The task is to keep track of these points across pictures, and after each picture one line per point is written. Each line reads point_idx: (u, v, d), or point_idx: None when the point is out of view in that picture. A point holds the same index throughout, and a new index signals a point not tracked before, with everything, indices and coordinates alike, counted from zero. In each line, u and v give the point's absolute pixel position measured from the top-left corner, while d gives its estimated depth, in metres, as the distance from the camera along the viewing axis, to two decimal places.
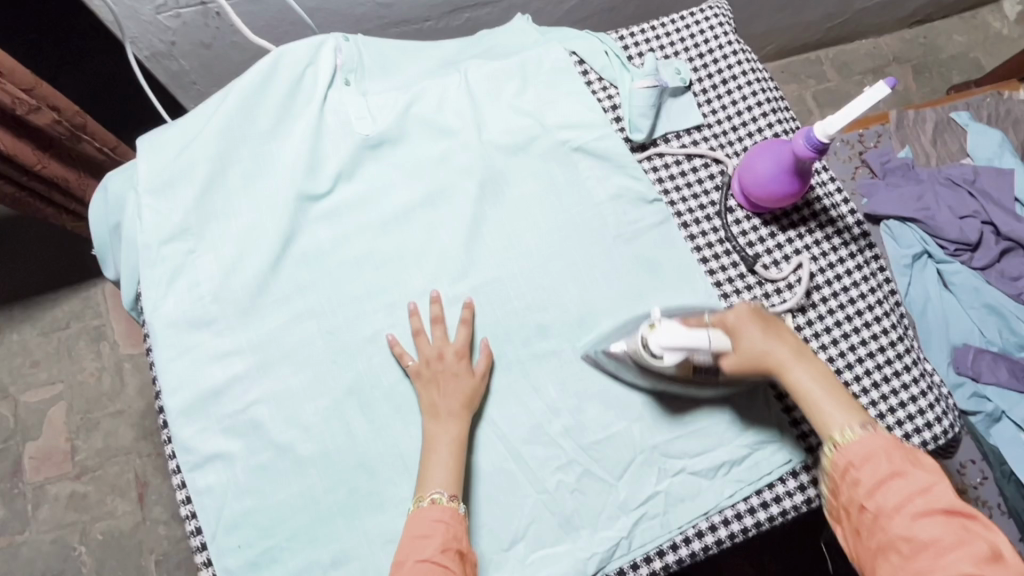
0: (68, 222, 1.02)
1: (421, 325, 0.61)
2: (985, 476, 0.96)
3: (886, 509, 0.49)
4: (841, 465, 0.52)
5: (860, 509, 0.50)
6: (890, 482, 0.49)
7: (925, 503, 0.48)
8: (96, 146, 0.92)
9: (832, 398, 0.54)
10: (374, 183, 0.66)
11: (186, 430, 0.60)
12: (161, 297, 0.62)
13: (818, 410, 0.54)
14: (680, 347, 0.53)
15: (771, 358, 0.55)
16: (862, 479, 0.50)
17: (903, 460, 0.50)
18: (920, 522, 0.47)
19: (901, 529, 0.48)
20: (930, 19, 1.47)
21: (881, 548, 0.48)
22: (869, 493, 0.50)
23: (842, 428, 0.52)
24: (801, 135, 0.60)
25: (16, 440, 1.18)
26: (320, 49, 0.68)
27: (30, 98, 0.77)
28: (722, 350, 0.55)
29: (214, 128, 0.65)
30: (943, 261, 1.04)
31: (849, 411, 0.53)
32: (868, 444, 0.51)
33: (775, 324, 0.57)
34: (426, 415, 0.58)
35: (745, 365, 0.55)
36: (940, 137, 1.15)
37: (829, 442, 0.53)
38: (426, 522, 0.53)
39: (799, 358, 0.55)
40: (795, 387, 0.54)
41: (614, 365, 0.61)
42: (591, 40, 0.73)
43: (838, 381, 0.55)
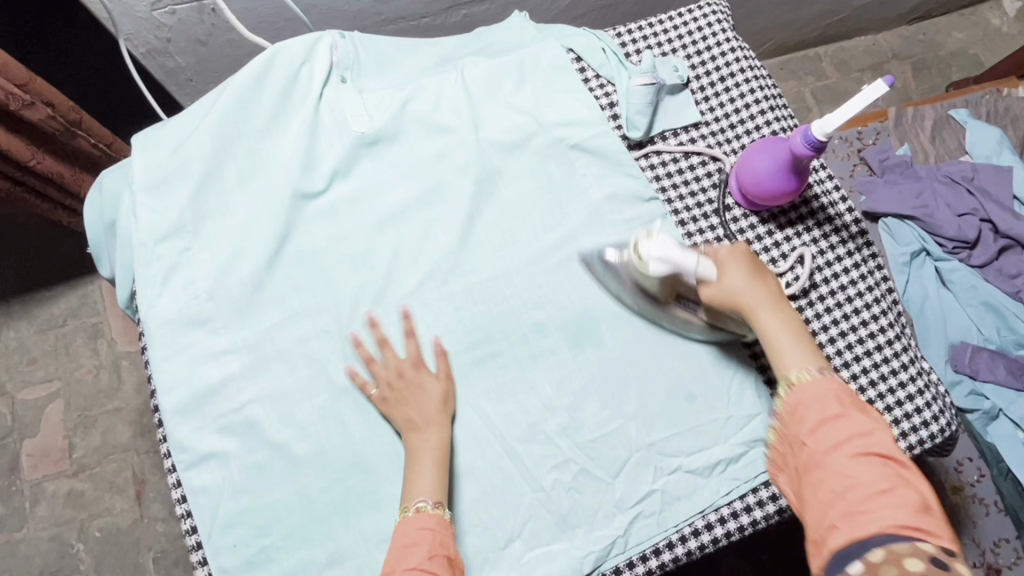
0: (64, 218, 1.02)
1: (374, 346, 0.60)
2: (982, 474, 0.98)
3: (826, 446, 0.48)
4: (789, 404, 0.51)
5: (802, 446, 0.50)
6: (834, 421, 0.49)
7: (865, 445, 0.47)
8: (91, 142, 0.92)
9: (798, 346, 0.53)
10: (370, 180, 0.66)
11: (181, 429, 0.60)
12: (156, 296, 0.62)
13: (779, 353, 0.53)
14: (668, 259, 0.55)
15: (747, 298, 0.55)
16: (807, 416, 0.50)
17: (851, 407, 0.50)
18: (858, 463, 0.47)
19: (838, 466, 0.47)
20: (930, 16, 1.47)
21: (816, 484, 0.48)
22: (812, 430, 0.49)
23: (798, 369, 0.52)
24: (797, 133, 0.59)
25: (14, 437, 1.18)
26: (316, 46, 0.68)
27: (24, 93, 0.77)
28: (704, 277, 0.56)
29: (209, 126, 0.64)
30: (941, 259, 1.04)
31: (812, 357, 0.53)
32: (819, 385, 0.51)
33: (763, 270, 0.57)
34: (404, 431, 0.58)
35: (722, 298, 0.56)
36: (938, 135, 1.15)
37: (784, 382, 0.52)
38: (412, 531, 0.53)
39: (777, 303, 0.55)
40: (762, 329, 0.54)
41: (605, 276, 0.63)
42: (588, 37, 0.73)
43: (809, 335, 0.55)
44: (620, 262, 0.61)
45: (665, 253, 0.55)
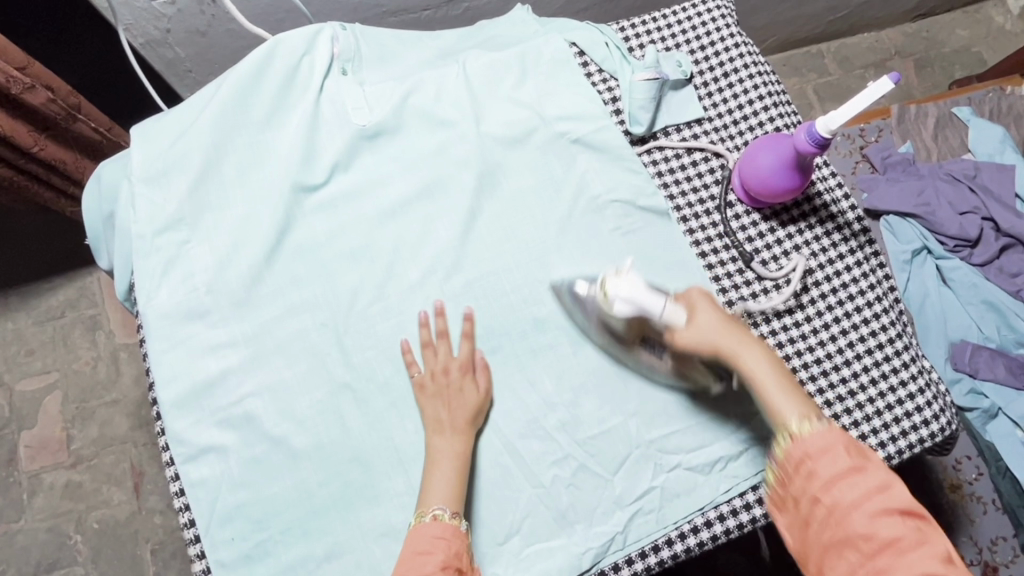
0: (67, 208, 1.02)
1: (429, 337, 0.61)
2: (981, 472, 0.99)
3: (844, 505, 0.47)
4: (796, 457, 0.50)
5: (814, 501, 0.49)
6: (848, 477, 0.48)
7: (885, 501, 0.47)
8: (91, 127, 0.91)
9: (787, 391, 0.52)
10: (371, 173, 0.66)
11: (180, 422, 0.59)
12: (154, 288, 0.61)
13: (772, 401, 0.52)
14: (632, 300, 0.54)
15: (722, 341, 0.53)
16: (819, 471, 0.49)
17: (859, 455, 0.49)
18: (878, 521, 0.47)
19: (859, 526, 0.47)
20: (933, 13, 1.46)
21: (836, 544, 0.47)
22: (826, 486, 0.48)
23: (799, 419, 0.50)
24: (802, 130, 0.59)
25: (12, 428, 1.18)
26: (316, 38, 0.67)
27: (24, 77, 0.77)
28: (672, 323, 0.54)
29: (209, 117, 0.64)
30: (943, 257, 1.04)
31: (804, 402, 0.51)
32: (825, 437, 0.49)
33: (730, 314, 0.56)
34: (430, 429, 0.58)
35: (697, 343, 0.54)
36: (941, 132, 1.15)
37: (784, 433, 0.51)
38: (427, 538, 0.53)
39: (754, 345, 0.54)
40: (749, 373, 0.53)
41: (572, 307, 0.62)
42: (591, 31, 0.72)
43: (793, 376, 0.54)
44: (586, 296, 0.60)
45: (629, 294, 0.54)
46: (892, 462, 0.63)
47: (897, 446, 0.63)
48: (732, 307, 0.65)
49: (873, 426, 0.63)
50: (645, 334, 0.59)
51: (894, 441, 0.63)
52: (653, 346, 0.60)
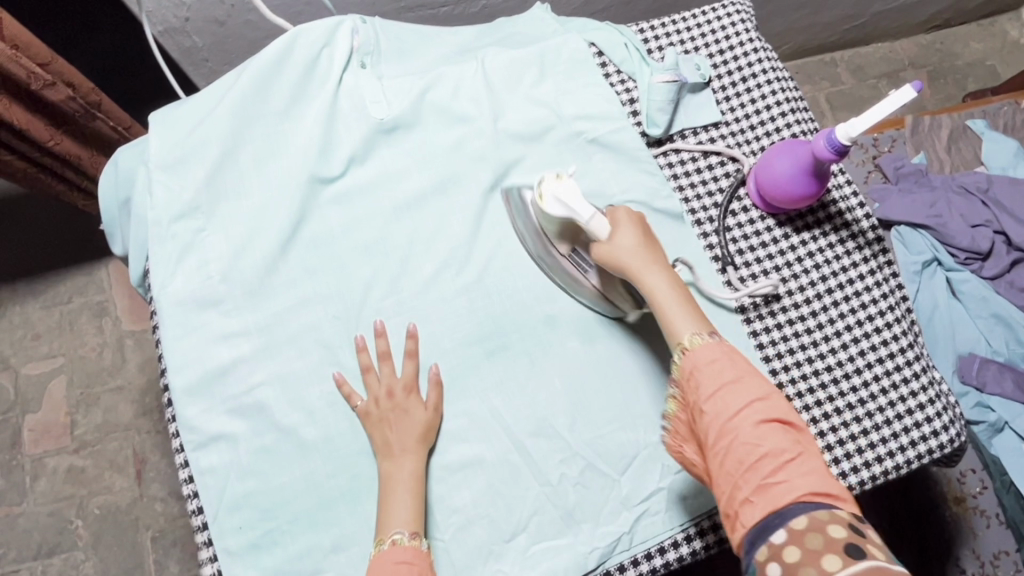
0: (80, 200, 1.02)
1: (369, 361, 0.60)
2: (985, 486, 0.99)
3: (728, 414, 0.47)
4: (686, 371, 0.50)
5: (701, 414, 0.49)
6: (733, 388, 0.48)
7: (768, 411, 0.47)
8: (111, 125, 0.91)
9: (683, 307, 0.52)
10: (387, 167, 0.66)
11: (191, 409, 0.59)
12: (169, 275, 0.61)
13: (668, 315, 0.52)
14: (563, 203, 0.56)
15: (630, 258, 0.54)
16: (705, 381, 0.49)
17: (745, 369, 0.49)
18: (763, 430, 0.47)
19: (744, 435, 0.47)
20: (948, 25, 1.46)
21: (723, 455, 0.47)
22: (713, 397, 0.48)
23: (692, 333, 0.51)
24: (821, 137, 0.59)
25: (16, 412, 1.18)
26: (337, 30, 0.67)
27: (46, 73, 0.77)
28: (595, 233, 0.56)
29: (227, 106, 0.64)
30: (953, 269, 1.04)
31: (698, 319, 0.52)
32: (712, 350, 0.50)
33: (652, 236, 0.57)
34: (380, 455, 0.57)
35: (608, 257, 0.55)
36: (954, 144, 1.14)
37: (678, 347, 0.51)
38: (389, 563, 0.52)
39: (660, 266, 0.54)
40: (648, 289, 0.53)
41: (514, 213, 0.64)
42: (610, 32, 0.72)
43: (692, 296, 0.54)
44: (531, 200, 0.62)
45: (565, 196, 0.56)
46: (901, 472, 0.63)
47: (906, 456, 0.63)
48: (745, 310, 0.65)
49: (883, 435, 0.63)
50: (576, 244, 0.60)
51: (904, 451, 0.63)
52: (580, 258, 0.60)
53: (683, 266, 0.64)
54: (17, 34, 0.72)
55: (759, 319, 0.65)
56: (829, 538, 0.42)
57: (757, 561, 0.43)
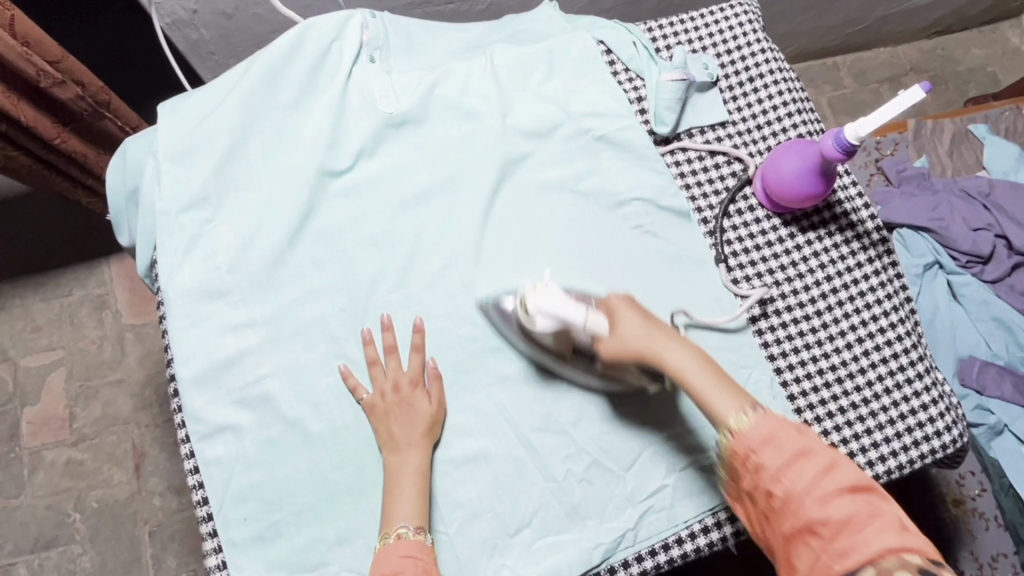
0: (83, 199, 1.01)
1: (376, 354, 0.60)
2: (983, 488, 1.00)
3: (795, 490, 0.48)
4: (742, 452, 0.51)
5: (767, 493, 0.50)
6: (794, 463, 0.49)
7: (831, 479, 0.48)
8: (118, 125, 0.92)
9: (717, 386, 0.53)
10: (396, 161, 0.66)
11: (196, 400, 0.59)
12: (176, 265, 0.61)
13: (706, 397, 0.52)
14: (553, 313, 0.55)
15: (646, 343, 0.54)
16: (766, 461, 0.50)
17: (799, 439, 0.50)
18: (830, 500, 0.48)
19: (812, 508, 0.48)
20: (950, 31, 1.46)
21: (796, 534, 0.48)
22: (775, 477, 0.49)
23: (737, 413, 0.51)
24: (829, 137, 0.59)
25: (15, 404, 1.18)
26: (347, 24, 0.67)
27: (55, 71, 0.78)
28: (595, 332, 0.55)
29: (237, 99, 0.64)
30: (954, 272, 1.04)
31: (735, 396, 0.52)
32: (763, 426, 0.51)
33: (652, 315, 0.56)
34: (386, 448, 0.57)
35: (621, 351, 0.54)
36: (956, 148, 1.15)
37: (725, 430, 0.52)
38: (395, 558, 0.53)
39: (677, 344, 0.54)
40: (676, 370, 0.53)
41: (503, 323, 0.61)
42: (619, 30, 0.73)
43: (717, 366, 0.55)
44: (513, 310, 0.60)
45: (549, 305, 0.55)
46: (903, 472, 0.63)
47: (909, 456, 0.63)
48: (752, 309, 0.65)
49: (886, 435, 0.63)
50: (574, 345, 0.58)
51: (907, 450, 0.63)
52: (583, 352, 0.59)
53: (682, 316, 0.62)
54: (27, 30, 0.73)
55: (765, 317, 0.65)
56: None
57: None
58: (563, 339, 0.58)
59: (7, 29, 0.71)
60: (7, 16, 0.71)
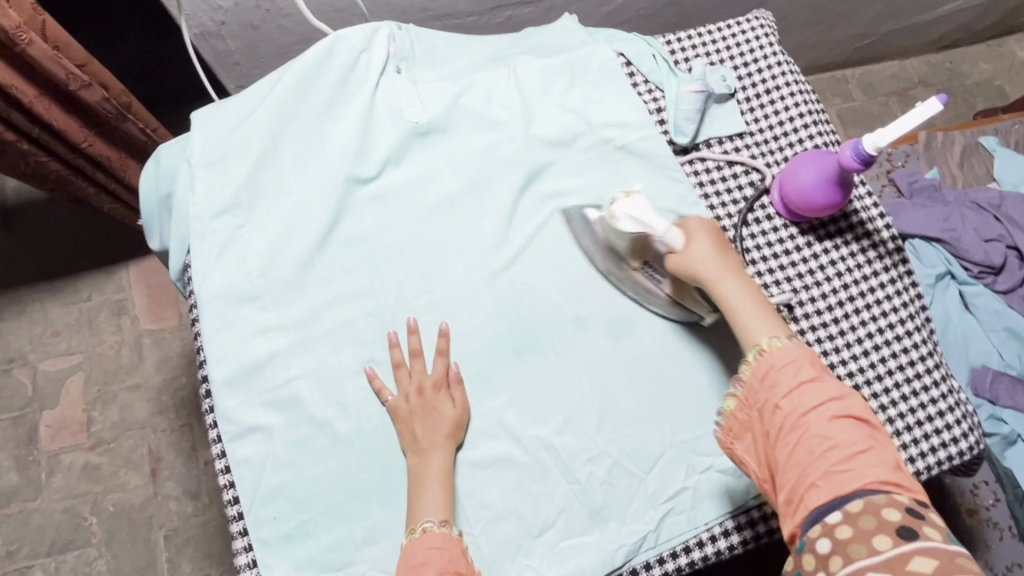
0: (106, 203, 1.02)
1: (401, 357, 0.61)
2: (998, 497, 0.99)
3: (804, 409, 0.49)
4: (763, 369, 0.51)
5: (776, 409, 0.50)
6: (809, 386, 0.50)
7: (842, 408, 0.49)
8: (140, 128, 0.93)
9: (761, 315, 0.54)
10: (421, 169, 0.67)
11: (228, 400, 0.60)
12: (209, 269, 0.63)
13: (743, 322, 0.54)
14: (640, 223, 0.58)
15: (711, 267, 0.56)
16: (782, 380, 0.50)
17: (820, 369, 0.51)
18: (835, 424, 0.48)
19: (817, 428, 0.48)
20: (958, 45, 1.48)
21: (794, 448, 0.48)
22: (789, 395, 0.50)
23: (769, 337, 0.53)
24: (847, 147, 0.61)
25: (33, 408, 1.19)
26: (374, 36, 0.69)
27: (82, 74, 0.80)
28: (670, 245, 0.58)
29: (270, 109, 0.66)
30: (966, 283, 1.05)
31: (778, 326, 0.54)
32: (790, 351, 0.51)
33: (726, 246, 0.58)
34: (411, 451, 0.58)
35: (686, 266, 0.57)
36: (967, 161, 1.16)
37: (755, 350, 0.53)
38: (421, 550, 0.53)
39: (738, 276, 0.56)
40: (724, 298, 0.55)
41: (579, 231, 0.66)
42: (638, 43, 0.74)
43: (769, 303, 0.56)
44: (597, 221, 0.64)
45: (638, 210, 0.58)
46: (920, 478, 0.64)
47: (926, 462, 0.64)
48: None
49: (903, 441, 0.64)
50: (647, 258, 0.61)
51: (923, 456, 0.64)
52: (654, 272, 0.62)
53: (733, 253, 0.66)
54: (55, 33, 0.75)
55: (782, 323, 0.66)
56: (883, 520, 0.44)
57: (816, 542, 0.45)
58: (638, 252, 0.62)
59: (37, 32, 0.73)
60: (37, 20, 0.73)
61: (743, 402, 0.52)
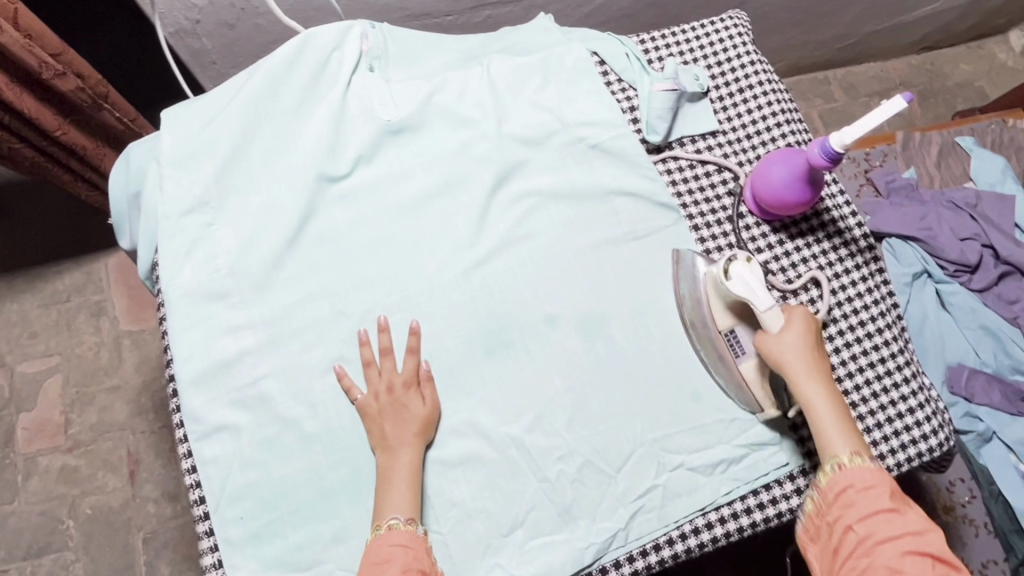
0: (82, 191, 1.01)
1: (371, 355, 0.61)
2: (974, 495, 1.00)
3: (877, 536, 0.52)
4: (839, 486, 0.54)
5: (848, 529, 0.53)
6: (884, 515, 0.52)
7: (917, 545, 0.51)
8: (116, 118, 0.92)
9: (841, 429, 0.56)
10: (393, 166, 0.67)
11: (195, 399, 0.60)
12: (177, 267, 0.62)
13: (823, 430, 0.56)
14: (745, 291, 0.57)
15: (812, 356, 0.57)
16: (857, 502, 0.53)
17: (901, 501, 0.53)
18: (907, 559, 0.51)
19: (887, 558, 0.51)
20: (938, 46, 1.50)
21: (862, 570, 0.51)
22: (862, 518, 0.53)
23: (852, 453, 0.55)
24: (815, 145, 0.61)
25: (10, 410, 1.18)
26: (347, 34, 0.69)
27: (57, 63, 0.79)
28: (767, 325, 0.58)
29: (240, 105, 0.66)
30: (942, 281, 1.05)
31: (858, 447, 0.55)
32: (870, 475, 0.54)
33: (821, 347, 0.58)
34: (379, 448, 0.58)
35: (777, 352, 0.57)
36: (944, 160, 1.17)
37: (833, 461, 0.55)
38: (385, 547, 0.53)
39: (825, 382, 0.57)
40: (807, 400, 0.56)
41: (682, 274, 0.64)
42: (612, 42, 0.75)
43: (852, 418, 0.57)
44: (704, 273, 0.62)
45: (753, 276, 0.57)
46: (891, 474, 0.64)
47: (896, 458, 0.64)
48: None
49: (873, 438, 0.64)
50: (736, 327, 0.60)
51: (893, 453, 0.64)
52: (737, 340, 0.60)
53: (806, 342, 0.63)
54: (29, 24, 0.74)
55: None
56: None
57: None
58: (731, 316, 0.60)
59: (9, 21, 0.72)
60: (9, 9, 0.72)
61: (818, 512, 0.56)
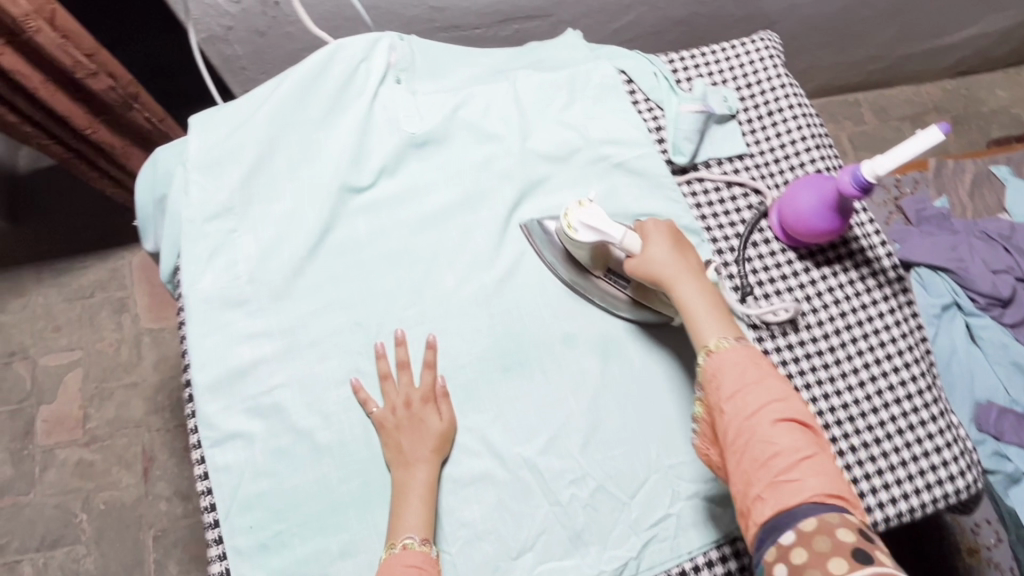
0: (109, 189, 1.03)
1: (388, 368, 0.61)
2: (1000, 538, 0.98)
3: (747, 412, 0.48)
4: (710, 370, 0.51)
5: (721, 412, 0.50)
6: (753, 388, 0.49)
7: (784, 411, 0.48)
8: (145, 117, 0.93)
9: (712, 314, 0.54)
10: (415, 180, 0.67)
11: (211, 406, 0.60)
12: (199, 272, 0.63)
13: (696, 322, 0.54)
14: (595, 227, 0.58)
15: (668, 269, 0.56)
16: (728, 382, 0.50)
17: (766, 371, 0.50)
18: (779, 429, 0.47)
19: (762, 434, 0.47)
20: (974, 71, 1.46)
21: (740, 455, 0.48)
22: (732, 397, 0.49)
23: (718, 337, 0.52)
24: (847, 173, 0.60)
25: (31, 402, 1.20)
26: (375, 46, 0.69)
27: (90, 63, 0.80)
28: (629, 250, 0.58)
29: (267, 113, 0.66)
30: (973, 314, 1.02)
31: (727, 327, 0.53)
32: (738, 352, 0.51)
33: (684, 246, 0.58)
34: (394, 465, 0.58)
35: (646, 267, 0.57)
36: (978, 191, 1.14)
37: (703, 350, 0.52)
38: (400, 567, 0.53)
39: (692, 277, 0.56)
40: (680, 299, 0.55)
41: (542, 245, 0.65)
42: (639, 60, 0.74)
43: (723, 302, 0.56)
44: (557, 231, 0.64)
45: (594, 220, 0.58)
46: (916, 516, 0.62)
47: (921, 499, 0.62)
48: (761, 334, 0.65)
49: (898, 476, 0.62)
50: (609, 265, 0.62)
51: (918, 494, 0.62)
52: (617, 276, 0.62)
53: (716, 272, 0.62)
54: (66, 25, 0.76)
55: (776, 348, 0.65)
56: (838, 541, 0.42)
57: (768, 563, 0.43)
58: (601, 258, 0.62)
59: (47, 23, 0.74)
60: (47, 9, 0.73)
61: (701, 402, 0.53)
